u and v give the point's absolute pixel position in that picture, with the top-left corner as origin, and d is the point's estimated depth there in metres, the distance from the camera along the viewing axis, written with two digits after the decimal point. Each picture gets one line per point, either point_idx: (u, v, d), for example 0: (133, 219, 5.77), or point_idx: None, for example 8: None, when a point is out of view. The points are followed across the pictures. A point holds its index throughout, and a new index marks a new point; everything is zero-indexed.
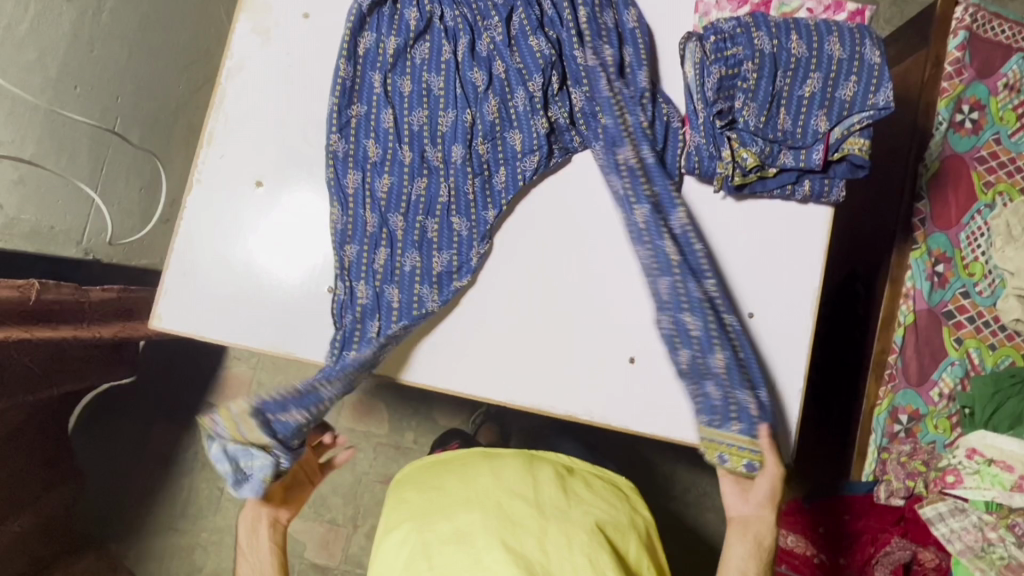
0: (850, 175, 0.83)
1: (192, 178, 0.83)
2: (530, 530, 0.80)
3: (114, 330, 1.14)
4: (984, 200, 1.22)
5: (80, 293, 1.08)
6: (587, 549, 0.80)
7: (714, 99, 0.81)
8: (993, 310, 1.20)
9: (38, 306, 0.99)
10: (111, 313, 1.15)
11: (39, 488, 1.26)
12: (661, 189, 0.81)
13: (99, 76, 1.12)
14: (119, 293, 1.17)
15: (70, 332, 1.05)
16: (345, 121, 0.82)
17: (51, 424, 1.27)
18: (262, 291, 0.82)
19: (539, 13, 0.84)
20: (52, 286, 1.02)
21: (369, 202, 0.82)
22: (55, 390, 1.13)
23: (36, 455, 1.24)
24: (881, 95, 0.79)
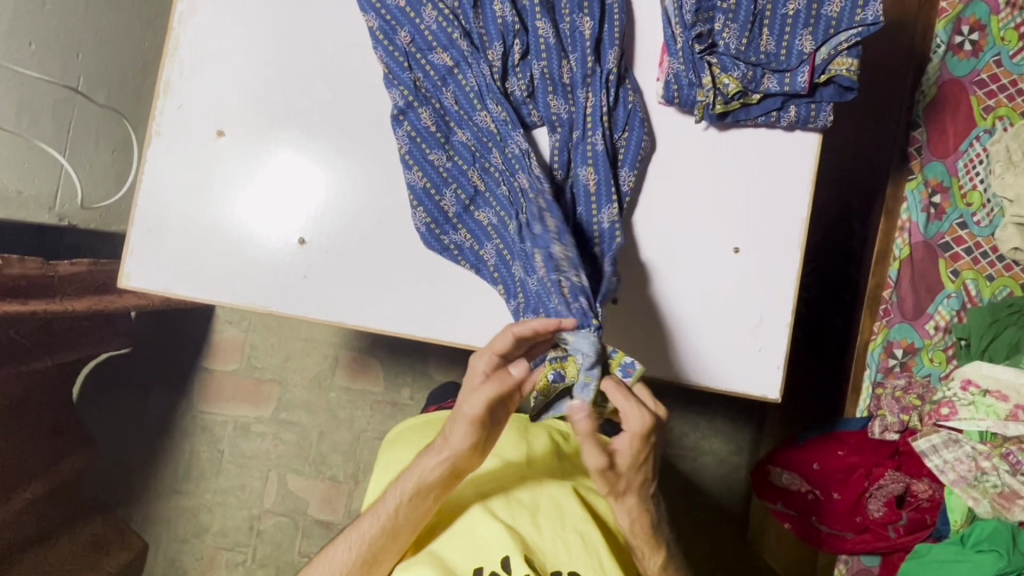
0: (838, 98, 0.79)
1: (152, 130, 0.80)
2: (525, 506, 0.79)
3: (89, 303, 1.13)
4: (983, 125, 1.16)
5: (48, 268, 1.06)
6: (579, 524, 0.79)
7: (693, 22, 0.76)
8: (991, 241, 1.16)
9: (5, 280, 0.97)
10: (84, 287, 1.14)
11: (49, 457, 1.28)
12: (598, 181, 0.77)
13: (58, 33, 1.06)
14: (90, 267, 1.16)
15: (44, 305, 1.03)
16: (430, 48, 0.76)
17: (52, 392, 1.28)
18: (235, 248, 0.79)
19: None
20: (15, 262, 1.00)
21: (435, 143, 0.77)
22: (50, 360, 1.12)
23: (43, 423, 1.25)
24: (870, 10, 0.74)
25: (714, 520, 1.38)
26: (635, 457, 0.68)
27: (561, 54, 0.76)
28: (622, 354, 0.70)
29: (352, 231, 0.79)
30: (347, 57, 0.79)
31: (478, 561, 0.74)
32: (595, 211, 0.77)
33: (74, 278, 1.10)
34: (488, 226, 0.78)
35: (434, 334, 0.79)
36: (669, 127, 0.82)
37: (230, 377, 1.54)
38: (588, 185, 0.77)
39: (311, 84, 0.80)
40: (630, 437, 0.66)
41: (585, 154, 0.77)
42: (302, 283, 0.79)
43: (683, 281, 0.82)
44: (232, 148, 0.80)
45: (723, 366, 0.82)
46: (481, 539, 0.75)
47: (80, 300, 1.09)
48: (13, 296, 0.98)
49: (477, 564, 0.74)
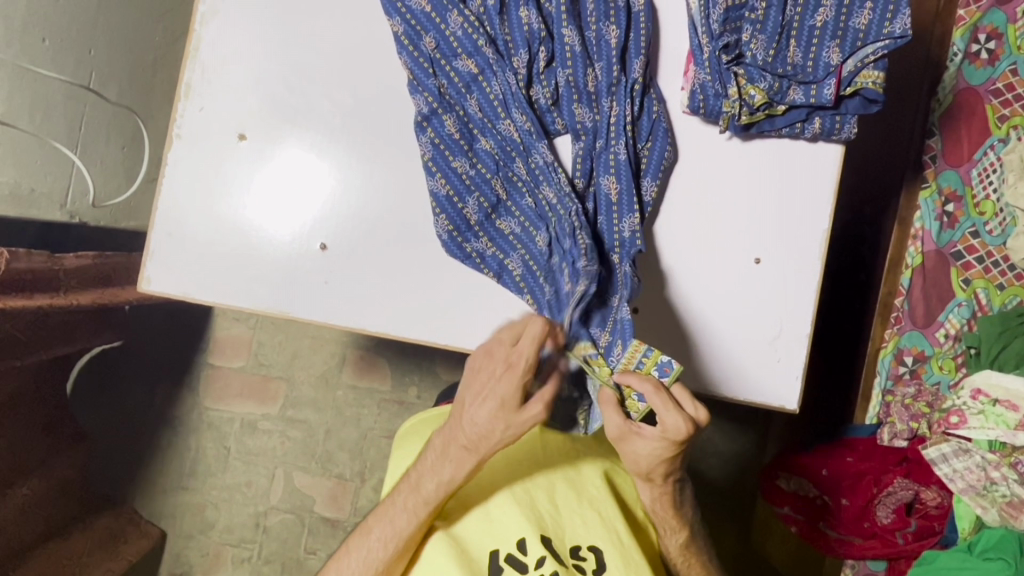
0: (863, 111, 0.79)
1: (171, 133, 0.79)
2: (541, 488, 0.80)
3: (93, 298, 1.11)
4: (997, 134, 1.15)
5: (55, 262, 1.04)
6: (595, 503, 0.80)
7: (720, 32, 0.76)
8: (1002, 250, 1.16)
9: (9, 275, 0.95)
10: (89, 281, 1.12)
11: (47, 453, 1.27)
12: (620, 192, 0.76)
13: (72, 29, 1.05)
14: (95, 260, 1.13)
15: (47, 300, 1.01)
16: (454, 54, 0.75)
17: (52, 387, 1.27)
18: (253, 250, 0.79)
19: None
20: (24, 256, 0.98)
21: (458, 150, 0.76)
22: (41, 354, 1.06)
23: (40, 419, 1.24)
24: (898, 23, 0.74)
25: (719, 520, 1.39)
26: (664, 449, 0.68)
27: (586, 62, 0.76)
28: (659, 354, 0.70)
29: (375, 238, 0.79)
30: (372, 61, 0.79)
31: (495, 544, 0.76)
32: (616, 221, 0.76)
33: (81, 272, 1.09)
34: (509, 236, 0.78)
35: (457, 340, 0.79)
36: (692, 137, 0.82)
37: (237, 374, 1.53)
38: (609, 195, 0.76)
39: (333, 87, 0.79)
40: (659, 437, 0.67)
41: (609, 164, 0.76)
42: (321, 288, 0.79)
43: (704, 292, 0.82)
44: (253, 151, 0.79)
45: (742, 378, 0.82)
46: (498, 529, 0.77)
47: (85, 295, 1.08)
48: (17, 290, 0.96)
49: (493, 546, 0.76)
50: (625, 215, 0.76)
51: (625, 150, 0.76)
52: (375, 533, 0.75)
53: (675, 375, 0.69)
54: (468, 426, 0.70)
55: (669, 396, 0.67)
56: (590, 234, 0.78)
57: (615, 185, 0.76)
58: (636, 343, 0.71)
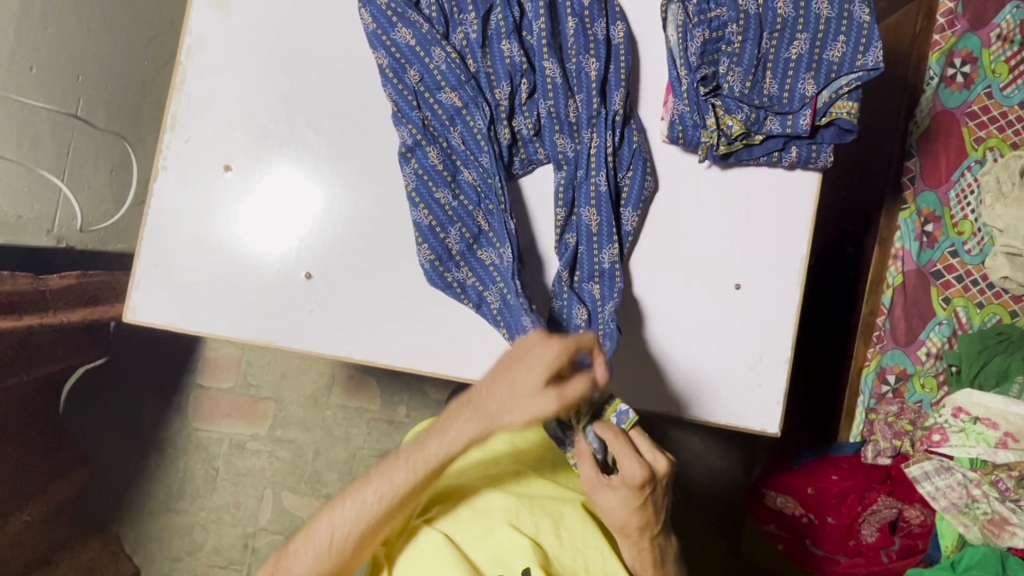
0: (838, 140, 0.80)
1: (158, 164, 0.80)
2: (548, 515, 0.78)
3: (84, 315, 1.12)
4: (975, 155, 1.17)
5: (40, 283, 1.03)
6: (602, 543, 0.78)
7: (698, 65, 0.78)
8: (981, 268, 1.18)
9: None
10: (76, 300, 1.11)
11: (40, 480, 1.26)
12: (600, 223, 0.77)
13: (61, 58, 1.06)
14: (79, 280, 1.12)
15: (36, 321, 1.01)
16: (437, 87, 0.76)
17: (40, 414, 1.26)
18: (240, 280, 0.79)
19: (517, 15, 0.77)
20: (8, 279, 0.97)
21: (441, 181, 0.77)
22: (25, 377, 1.05)
23: (32, 445, 1.23)
24: (871, 56, 0.76)
25: (707, 538, 1.39)
26: (629, 497, 0.70)
27: (567, 93, 0.77)
28: (617, 402, 0.75)
29: (362, 266, 0.80)
30: (356, 93, 0.80)
31: (499, 569, 0.72)
32: (596, 251, 0.78)
33: (65, 291, 1.08)
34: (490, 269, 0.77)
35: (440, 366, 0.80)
36: (672, 166, 0.83)
37: (225, 394, 1.53)
38: (590, 226, 0.78)
39: (319, 119, 0.80)
40: (623, 484, 0.69)
41: (590, 194, 0.77)
42: (308, 318, 0.79)
43: (686, 318, 0.84)
44: (238, 181, 0.80)
45: (724, 403, 0.83)
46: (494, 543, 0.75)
47: (74, 313, 1.09)
48: (8, 313, 0.95)
49: (496, 571, 0.72)
50: (605, 244, 0.78)
51: (606, 181, 0.77)
52: (373, 487, 0.71)
53: (631, 423, 0.74)
54: (487, 395, 0.68)
55: (629, 441, 0.71)
56: (568, 264, 0.78)
57: (597, 213, 0.77)
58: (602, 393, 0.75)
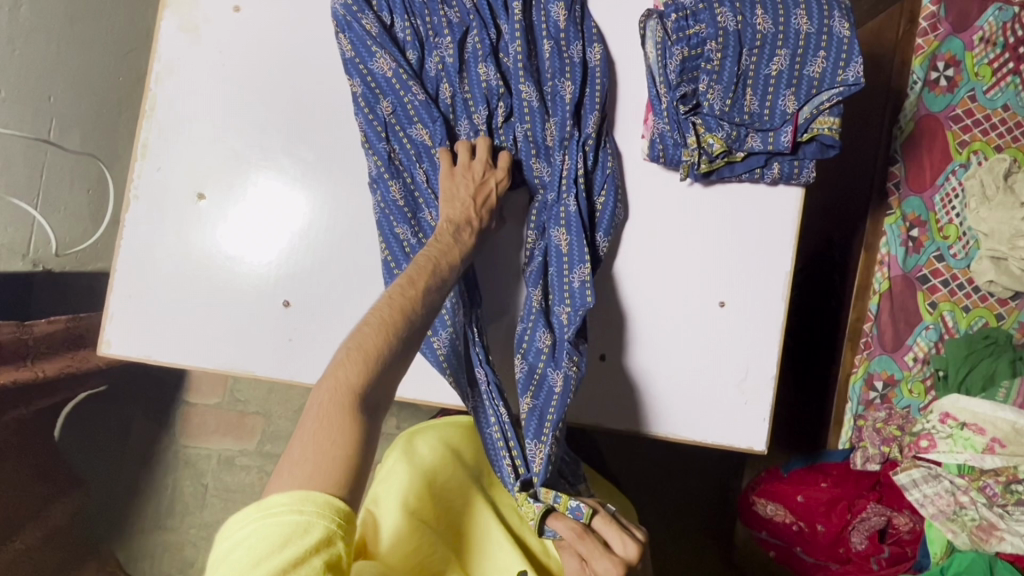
0: (820, 155, 0.79)
1: (129, 195, 0.78)
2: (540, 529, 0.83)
3: (64, 362, 1.09)
4: (959, 159, 1.19)
5: (24, 331, 1.02)
6: None
7: (677, 83, 0.77)
8: (967, 272, 1.20)
9: None
10: (61, 344, 1.10)
11: (35, 505, 1.23)
12: (570, 243, 0.76)
13: (28, 79, 1.04)
14: (68, 324, 1.11)
15: (10, 375, 0.97)
16: (410, 120, 0.74)
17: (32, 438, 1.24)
18: (215, 307, 0.78)
19: (493, 37, 0.76)
20: None
21: (402, 217, 0.74)
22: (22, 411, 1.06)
23: (26, 471, 1.20)
24: (851, 70, 0.75)
25: (698, 543, 1.39)
26: None
27: (544, 116, 0.76)
28: (567, 498, 0.70)
29: (339, 292, 0.78)
30: (330, 116, 0.78)
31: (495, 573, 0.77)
32: (567, 271, 0.76)
33: (51, 337, 1.07)
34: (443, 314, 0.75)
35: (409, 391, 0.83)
36: (655, 183, 0.83)
37: (212, 411, 1.51)
38: (560, 247, 0.77)
39: (293, 143, 0.78)
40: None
41: (560, 217, 0.77)
42: (287, 346, 0.78)
43: (671, 338, 0.83)
44: (214, 210, 0.79)
45: (709, 423, 0.83)
46: (489, 557, 0.78)
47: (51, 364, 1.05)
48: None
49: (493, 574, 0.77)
50: (575, 264, 0.76)
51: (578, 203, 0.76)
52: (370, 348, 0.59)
53: (588, 514, 0.69)
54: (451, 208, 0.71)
55: (595, 539, 0.67)
56: (540, 287, 0.77)
57: (569, 230, 0.76)
58: (543, 490, 0.72)
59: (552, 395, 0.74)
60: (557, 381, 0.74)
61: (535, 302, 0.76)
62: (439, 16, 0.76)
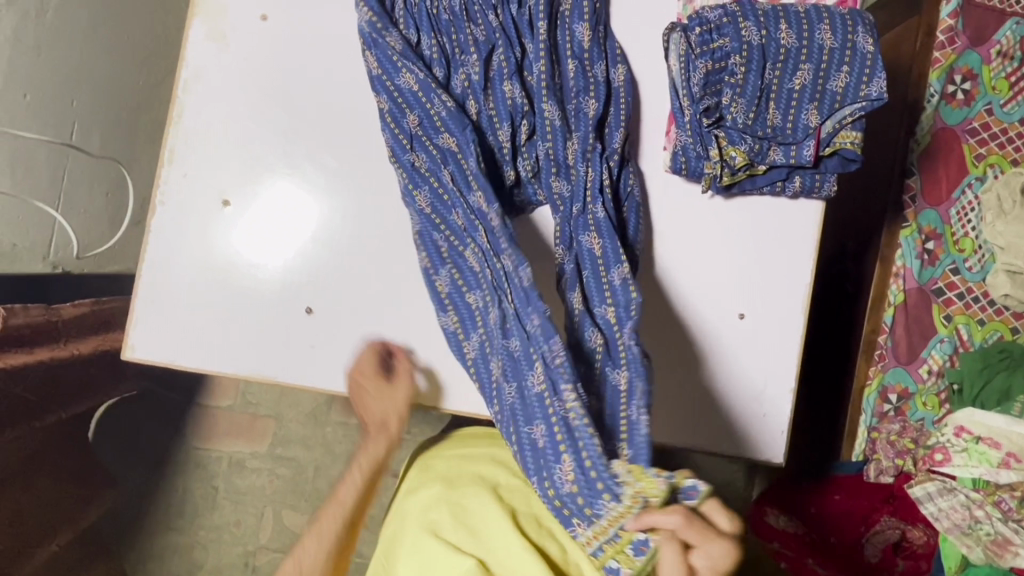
0: (841, 169, 0.80)
1: (155, 200, 0.79)
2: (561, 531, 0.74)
3: (94, 344, 1.13)
4: (975, 172, 1.20)
5: (53, 313, 1.05)
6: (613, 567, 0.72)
7: (701, 96, 0.77)
8: (982, 286, 1.20)
9: (9, 333, 0.96)
10: (88, 328, 1.13)
11: (75, 506, 1.22)
12: (604, 246, 0.75)
13: (52, 84, 1.05)
14: (92, 307, 1.14)
15: (46, 354, 1.03)
16: (436, 130, 0.74)
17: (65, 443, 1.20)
18: (237, 310, 0.79)
19: (518, 55, 0.77)
20: (21, 310, 0.99)
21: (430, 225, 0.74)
22: (61, 412, 1.11)
23: (62, 475, 1.18)
24: (874, 86, 0.75)
25: None
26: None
27: (566, 134, 0.77)
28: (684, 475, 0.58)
29: (361, 299, 0.79)
30: (354, 125, 0.79)
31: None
32: (604, 274, 0.74)
33: (78, 321, 1.10)
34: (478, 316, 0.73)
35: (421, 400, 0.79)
36: (677, 194, 0.84)
37: (224, 413, 1.52)
38: (593, 251, 0.75)
39: (318, 151, 0.79)
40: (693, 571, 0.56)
41: (589, 223, 0.76)
42: (309, 352, 0.79)
43: (691, 351, 0.83)
44: (239, 215, 0.79)
45: (727, 436, 0.83)
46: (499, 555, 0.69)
47: (83, 343, 1.10)
48: (20, 347, 0.98)
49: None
50: (613, 262, 0.74)
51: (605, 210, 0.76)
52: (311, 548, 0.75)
53: (704, 496, 0.57)
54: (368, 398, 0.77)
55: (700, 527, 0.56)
56: (578, 292, 0.74)
57: (601, 235, 0.75)
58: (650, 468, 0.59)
59: (618, 391, 0.68)
60: (620, 378, 0.69)
61: (577, 304, 0.73)
62: (466, 34, 0.77)
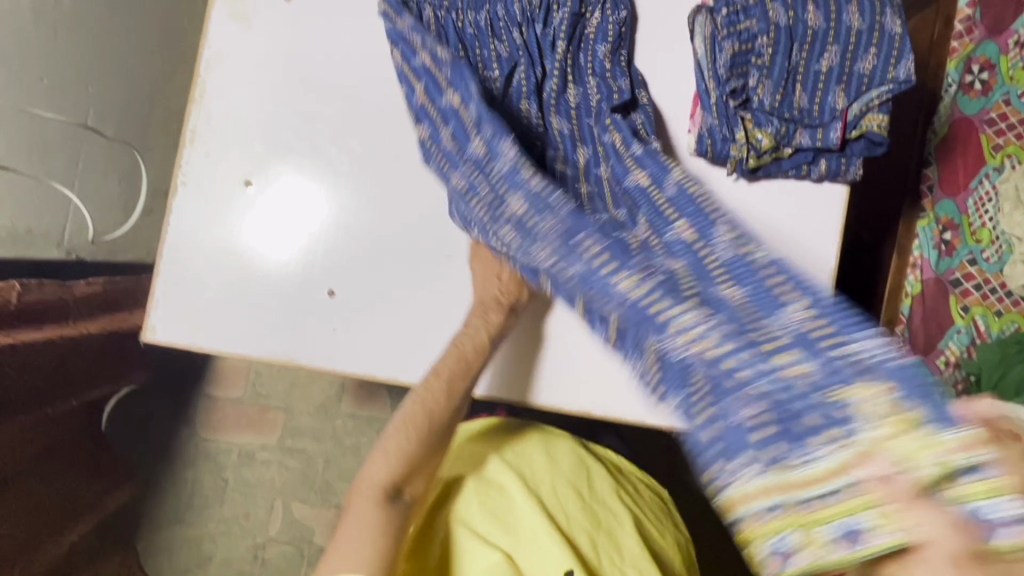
0: (867, 152, 0.80)
1: (177, 181, 0.78)
2: (586, 519, 0.74)
3: (102, 324, 1.13)
4: (992, 163, 1.16)
5: (66, 291, 1.04)
6: (636, 559, 0.73)
7: (727, 77, 0.76)
8: (1000, 277, 1.16)
9: (21, 308, 0.95)
10: (98, 307, 1.12)
11: (92, 497, 1.22)
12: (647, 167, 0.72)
13: (68, 70, 1.04)
14: (104, 286, 1.13)
15: (57, 331, 1.02)
16: (440, 92, 0.71)
17: (81, 432, 1.19)
18: (258, 294, 0.78)
19: (539, 74, 0.78)
20: (35, 287, 0.98)
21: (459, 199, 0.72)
22: (74, 401, 1.14)
23: (78, 463, 1.18)
24: (902, 68, 0.75)
25: (721, 546, 1.38)
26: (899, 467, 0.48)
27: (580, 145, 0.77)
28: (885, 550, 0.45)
29: (382, 283, 0.78)
30: (377, 106, 0.78)
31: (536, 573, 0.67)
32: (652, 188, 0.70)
33: (90, 300, 1.09)
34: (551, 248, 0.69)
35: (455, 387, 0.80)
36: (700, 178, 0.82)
37: (234, 405, 1.51)
38: (640, 183, 0.71)
39: (340, 134, 0.78)
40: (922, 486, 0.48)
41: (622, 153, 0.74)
42: (330, 334, 0.78)
43: None
44: (260, 197, 0.79)
45: None
46: (528, 551, 0.69)
47: (92, 323, 1.09)
48: (30, 322, 0.97)
49: None
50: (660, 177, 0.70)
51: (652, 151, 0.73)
52: None
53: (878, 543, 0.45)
54: None
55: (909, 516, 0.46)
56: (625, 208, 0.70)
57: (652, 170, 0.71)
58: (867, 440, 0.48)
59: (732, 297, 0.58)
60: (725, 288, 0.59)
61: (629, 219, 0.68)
62: (490, 49, 0.76)
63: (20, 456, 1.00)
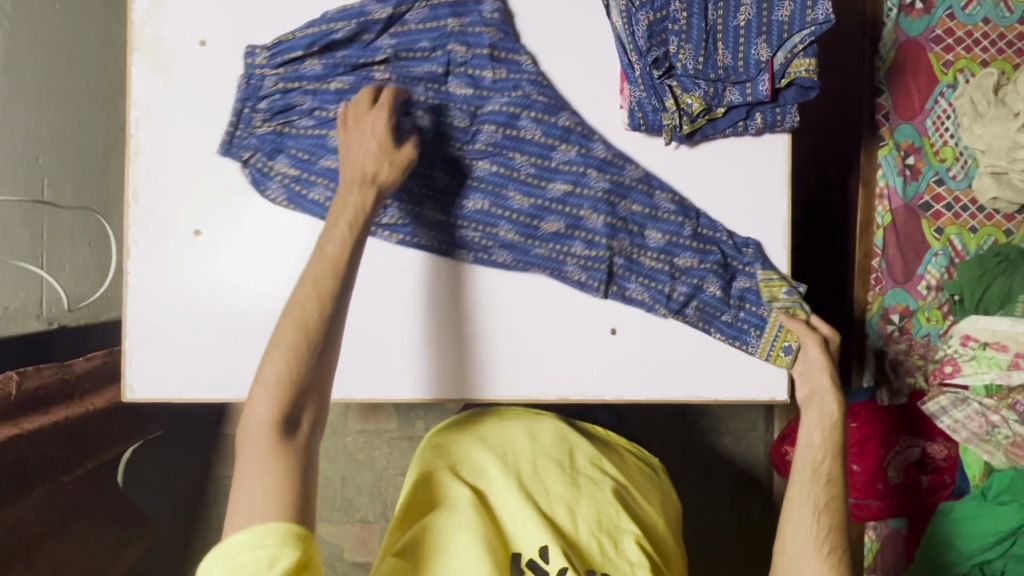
0: (801, 99, 0.79)
1: (128, 241, 0.79)
2: (563, 494, 0.75)
3: (106, 399, 1.12)
4: (945, 80, 1.16)
5: (66, 370, 1.06)
6: (612, 525, 0.74)
7: (647, 48, 0.78)
8: (969, 193, 1.18)
9: (23, 396, 0.96)
10: (102, 381, 1.13)
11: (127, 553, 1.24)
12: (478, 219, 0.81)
13: (14, 140, 1.08)
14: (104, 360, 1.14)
15: (62, 413, 1.01)
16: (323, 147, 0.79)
17: (107, 486, 1.22)
18: (228, 337, 0.80)
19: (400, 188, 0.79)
20: (34, 373, 1.00)
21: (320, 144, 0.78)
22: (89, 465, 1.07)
23: (105, 522, 1.20)
24: (820, 9, 0.75)
25: (736, 498, 1.40)
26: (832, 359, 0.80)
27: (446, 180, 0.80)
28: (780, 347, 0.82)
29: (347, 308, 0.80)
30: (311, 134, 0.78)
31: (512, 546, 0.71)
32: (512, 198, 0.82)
33: (92, 373, 1.11)
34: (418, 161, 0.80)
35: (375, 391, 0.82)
36: (638, 154, 0.82)
37: None
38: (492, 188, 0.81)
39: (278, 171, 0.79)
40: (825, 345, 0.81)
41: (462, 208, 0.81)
42: None
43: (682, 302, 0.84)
44: (213, 244, 0.80)
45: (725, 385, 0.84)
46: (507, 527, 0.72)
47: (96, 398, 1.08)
48: (36, 408, 0.97)
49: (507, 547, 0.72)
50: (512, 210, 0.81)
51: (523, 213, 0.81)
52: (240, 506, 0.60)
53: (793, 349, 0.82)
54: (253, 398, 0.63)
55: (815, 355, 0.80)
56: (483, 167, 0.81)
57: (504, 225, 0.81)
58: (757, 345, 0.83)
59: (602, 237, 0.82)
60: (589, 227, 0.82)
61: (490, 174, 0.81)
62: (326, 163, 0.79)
63: (43, 522, 1.00)
